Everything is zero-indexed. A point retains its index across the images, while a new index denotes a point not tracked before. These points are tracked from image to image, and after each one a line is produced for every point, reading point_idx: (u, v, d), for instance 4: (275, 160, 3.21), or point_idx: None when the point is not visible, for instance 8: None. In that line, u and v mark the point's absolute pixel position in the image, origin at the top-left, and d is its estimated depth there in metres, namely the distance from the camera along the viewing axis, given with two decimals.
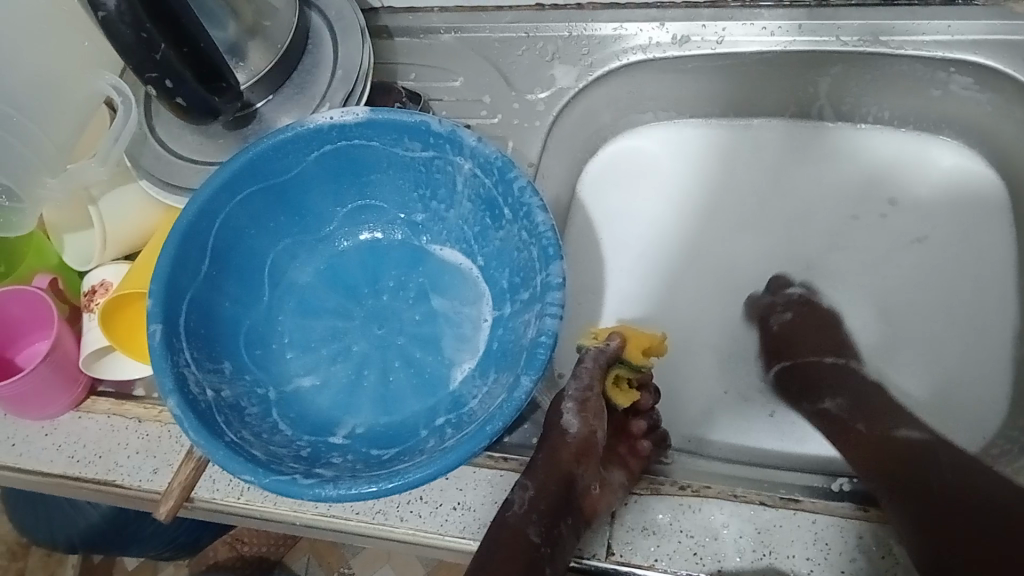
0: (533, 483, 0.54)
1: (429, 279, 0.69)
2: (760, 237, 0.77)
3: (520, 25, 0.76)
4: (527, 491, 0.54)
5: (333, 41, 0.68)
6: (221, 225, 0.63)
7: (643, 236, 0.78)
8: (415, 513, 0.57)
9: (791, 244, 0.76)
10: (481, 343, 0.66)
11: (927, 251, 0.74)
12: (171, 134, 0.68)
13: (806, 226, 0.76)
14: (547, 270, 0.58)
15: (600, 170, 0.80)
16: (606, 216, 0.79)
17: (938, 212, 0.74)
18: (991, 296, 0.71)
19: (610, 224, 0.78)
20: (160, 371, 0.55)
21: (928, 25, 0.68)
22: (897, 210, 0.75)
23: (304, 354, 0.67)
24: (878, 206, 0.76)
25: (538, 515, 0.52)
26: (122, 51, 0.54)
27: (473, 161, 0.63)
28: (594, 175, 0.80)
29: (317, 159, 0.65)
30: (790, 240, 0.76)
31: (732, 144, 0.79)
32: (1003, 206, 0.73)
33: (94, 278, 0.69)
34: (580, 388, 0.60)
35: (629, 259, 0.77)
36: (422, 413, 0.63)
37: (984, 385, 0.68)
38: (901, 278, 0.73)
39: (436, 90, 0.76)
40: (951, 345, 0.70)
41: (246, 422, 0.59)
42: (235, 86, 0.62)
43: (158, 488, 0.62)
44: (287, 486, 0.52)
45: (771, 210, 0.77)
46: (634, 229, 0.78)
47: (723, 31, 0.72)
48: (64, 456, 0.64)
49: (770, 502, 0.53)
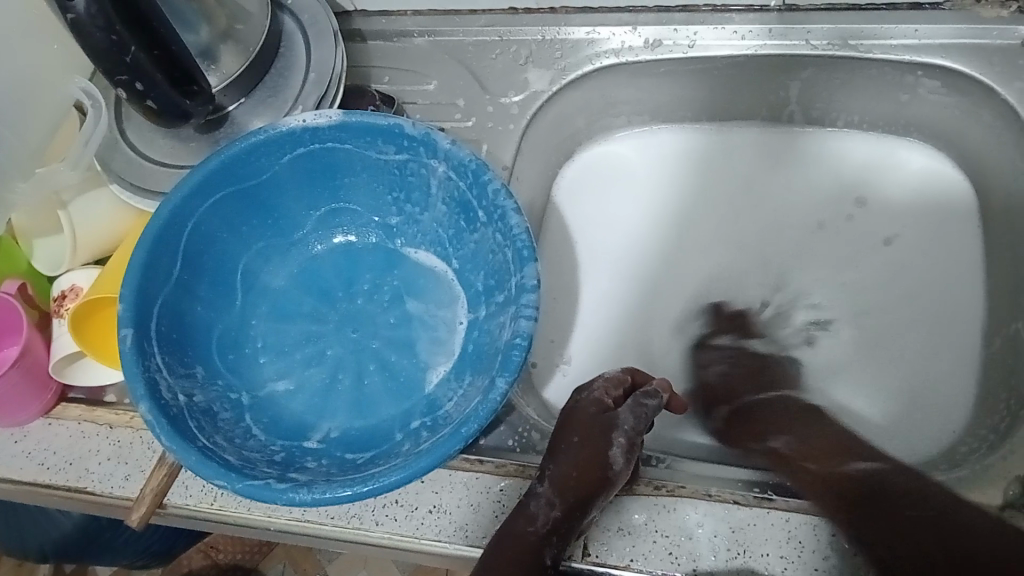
0: (562, 503, 0.52)
1: (403, 282, 0.69)
2: (734, 237, 0.77)
3: (493, 29, 0.76)
4: (552, 509, 0.51)
5: (307, 45, 0.68)
6: (193, 229, 0.62)
7: (617, 240, 0.78)
8: (390, 517, 0.57)
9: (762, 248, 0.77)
10: (456, 346, 0.65)
11: (895, 253, 0.74)
12: (142, 137, 0.67)
13: (777, 229, 0.77)
14: (522, 272, 0.58)
15: (575, 173, 0.81)
16: (583, 219, 0.79)
17: (905, 215, 0.75)
18: (959, 295, 0.72)
19: (583, 228, 0.79)
20: (132, 376, 0.55)
21: (895, 29, 0.69)
22: (864, 211, 0.76)
23: (278, 359, 0.66)
24: (845, 206, 0.77)
25: (556, 538, 0.51)
26: (92, 53, 0.54)
27: (447, 164, 0.63)
28: (572, 181, 0.81)
29: (290, 162, 0.64)
30: (758, 246, 0.77)
31: (704, 149, 0.80)
32: (971, 208, 0.73)
33: (65, 283, 0.69)
34: (636, 427, 0.54)
35: (605, 260, 0.78)
36: (397, 416, 0.63)
37: (952, 380, 0.69)
38: (865, 282, 0.74)
39: (410, 94, 0.76)
40: (920, 342, 0.71)
41: (219, 427, 0.59)
42: (206, 89, 0.62)
43: (131, 494, 0.61)
44: (260, 491, 0.52)
45: (744, 214, 0.78)
46: (609, 233, 0.78)
47: (695, 35, 0.72)
48: (34, 463, 0.64)
49: (744, 501, 0.54)
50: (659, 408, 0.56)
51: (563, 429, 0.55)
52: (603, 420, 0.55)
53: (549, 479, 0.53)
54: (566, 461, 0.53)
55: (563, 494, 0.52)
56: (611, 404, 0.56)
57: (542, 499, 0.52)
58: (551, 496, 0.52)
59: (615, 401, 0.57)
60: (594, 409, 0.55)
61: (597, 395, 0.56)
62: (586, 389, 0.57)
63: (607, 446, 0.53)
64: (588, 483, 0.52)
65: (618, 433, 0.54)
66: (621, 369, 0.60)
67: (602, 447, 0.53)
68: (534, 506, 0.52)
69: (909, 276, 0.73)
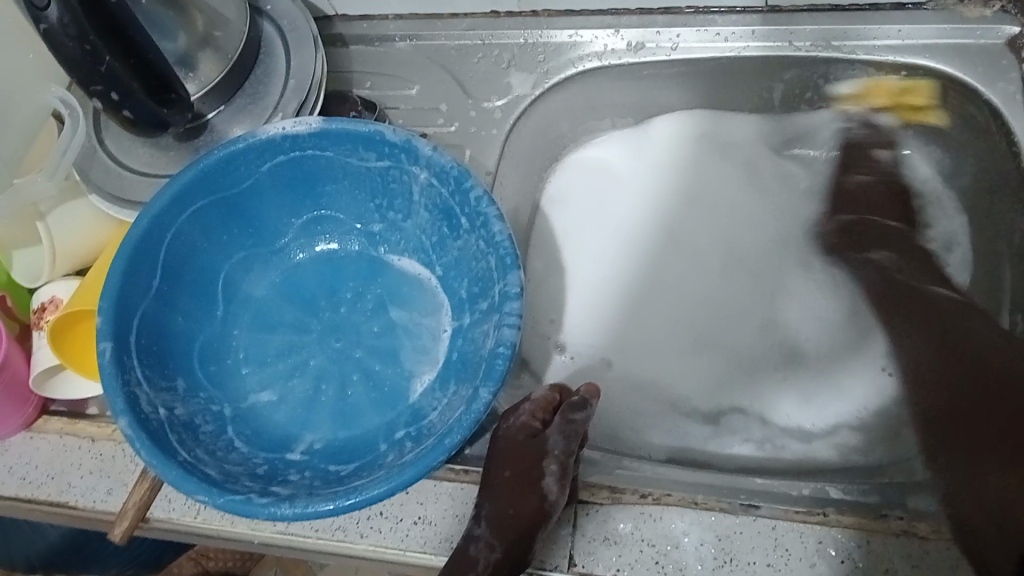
0: (501, 545, 0.50)
1: (387, 290, 0.69)
2: (723, 252, 0.79)
3: (475, 33, 0.75)
4: (492, 552, 0.50)
5: (286, 51, 0.67)
6: (172, 239, 0.61)
7: (609, 251, 0.79)
8: (375, 529, 0.56)
9: (755, 261, 0.78)
10: (441, 354, 0.65)
11: None
12: (120, 147, 0.67)
13: (768, 246, 0.79)
14: (505, 279, 0.58)
15: (561, 178, 0.80)
16: (574, 224, 0.79)
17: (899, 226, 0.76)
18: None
19: (572, 239, 0.79)
20: (111, 391, 0.54)
21: (879, 29, 0.68)
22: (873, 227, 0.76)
23: (260, 371, 0.66)
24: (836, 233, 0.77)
25: None
26: (66, 63, 0.53)
27: (429, 170, 0.62)
28: (561, 188, 0.80)
29: (270, 171, 0.63)
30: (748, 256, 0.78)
31: (699, 160, 0.80)
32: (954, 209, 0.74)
33: (44, 295, 0.68)
34: (566, 451, 0.54)
35: (593, 274, 0.78)
36: (381, 426, 0.62)
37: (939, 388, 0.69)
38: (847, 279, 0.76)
39: (392, 98, 0.75)
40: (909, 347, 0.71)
41: (200, 440, 0.58)
42: (184, 97, 0.61)
43: (113, 508, 0.60)
44: (242, 506, 0.51)
45: (739, 229, 0.79)
46: (600, 243, 0.79)
47: (677, 37, 0.71)
48: (16, 477, 0.63)
49: (731, 508, 0.53)
50: (587, 421, 0.56)
51: (495, 461, 0.55)
52: (533, 447, 0.54)
53: (486, 518, 0.52)
54: (503, 498, 0.52)
55: (500, 533, 0.50)
56: (540, 428, 0.56)
57: (481, 542, 0.51)
58: (490, 539, 0.50)
59: (543, 423, 0.57)
60: (522, 436, 0.55)
61: (524, 421, 0.56)
62: (513, 415, 0.57)
63: (542, 474, 0.53)
64: (528, 515, 0.51)
65: (550, 459, 0.53)
66: (549, 388, 0.60)
67: (536, 478, 0.52)
68: (473, 550, 0.50)
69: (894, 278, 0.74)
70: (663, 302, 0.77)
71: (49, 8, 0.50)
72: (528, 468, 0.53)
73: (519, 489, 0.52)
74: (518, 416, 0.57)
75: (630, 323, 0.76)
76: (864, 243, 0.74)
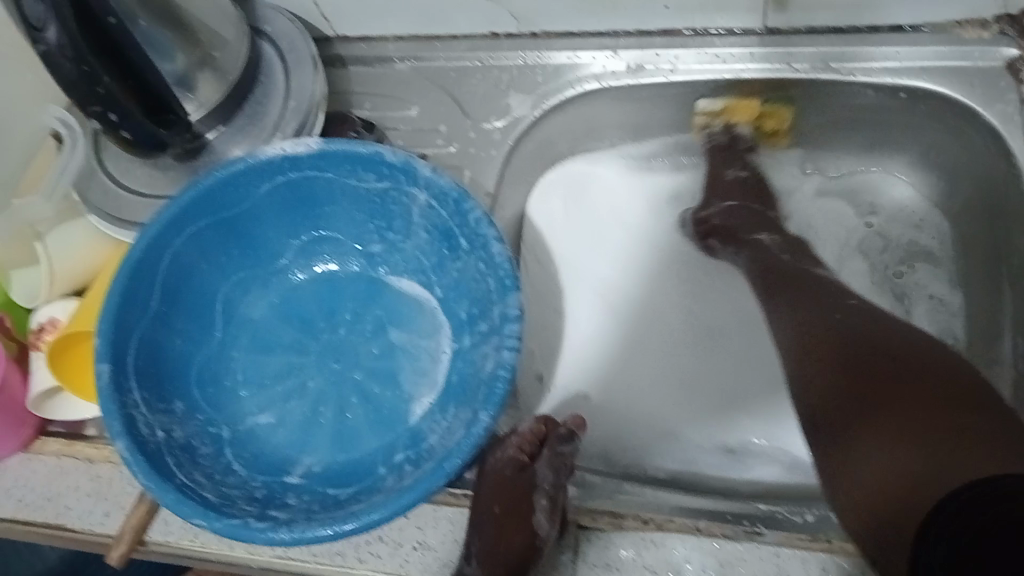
0: None
1: (386, 311, 0.68)
2: (713, 275, 0.79)
3: (474, 54, 0.75)
4: None
5: (285, 73, 0.67)
6: (170, 261, 0.61)
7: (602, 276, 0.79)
8: (374, 554, 0.56)
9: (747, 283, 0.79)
10: (440, 376, 0.65)
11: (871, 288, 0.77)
12: (120, 167, 0.66)
13: None
14: (505, 302, 0.58)
15: (547, 201, 0.79)
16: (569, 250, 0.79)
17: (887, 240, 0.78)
18: (940, 326, 0.74)
19: (565, 264, 0.79)
20: (108, 414, 0.54)
21: (877, 51, 0.68)
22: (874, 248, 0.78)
23: (258, 392, 0.65)
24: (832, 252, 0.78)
25: None
26: (64, 85, 0.54)
27: (428, 192, 0.62)
28: (544, 212, 0.79)
29: (270, 192, 0.63)
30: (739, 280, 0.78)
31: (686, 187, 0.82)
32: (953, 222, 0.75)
33: (43, 315, 0.68)
34: (553, 484, 0.59)
35: (589, 300, 0.78)
36: (380, 449, 0.62)
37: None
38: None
39: (392, 119, 0.75)
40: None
41: (198, 464, 0.58)
42: (183, 118, 0.61)
43: (111, 531, 0.60)
44: (239, 531, 0.51)
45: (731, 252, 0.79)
46: (593, 268, 0.79)
47: (676, 59, 0.71)
48: (12, 500, 0.62)
49: (734, 534, 0.53)
50: (574, 453, 0.62)
51: (484, 494, 0.59)
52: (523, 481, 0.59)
53: (477, 552, 0.55)
54: (492, 533, 0.56)
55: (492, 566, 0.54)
56: (528, 460, 0.61)
57: None
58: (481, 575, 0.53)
59: (531, 455, 0.62)
60: (510, 470, 0.60)
61: (512, 455, 0.61)
62: (500, 450, 0.62)
63: (530, 508, 0.57)
64: (520, 547, 0.55)
65: (539, 493, 0.58)
66: (535, 419, 0.64)
67: (526, 511, 0.57)
68: None
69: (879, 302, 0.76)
70: (655, 329, 0.77)
71: (47, 30, 0.50)
72: (519, 503, 0.58)
73: (509, 522, 0.57)
74: (505, 450, 0.62)
75: (624, 350, 0.76)
76: (739, 230, 0.74)
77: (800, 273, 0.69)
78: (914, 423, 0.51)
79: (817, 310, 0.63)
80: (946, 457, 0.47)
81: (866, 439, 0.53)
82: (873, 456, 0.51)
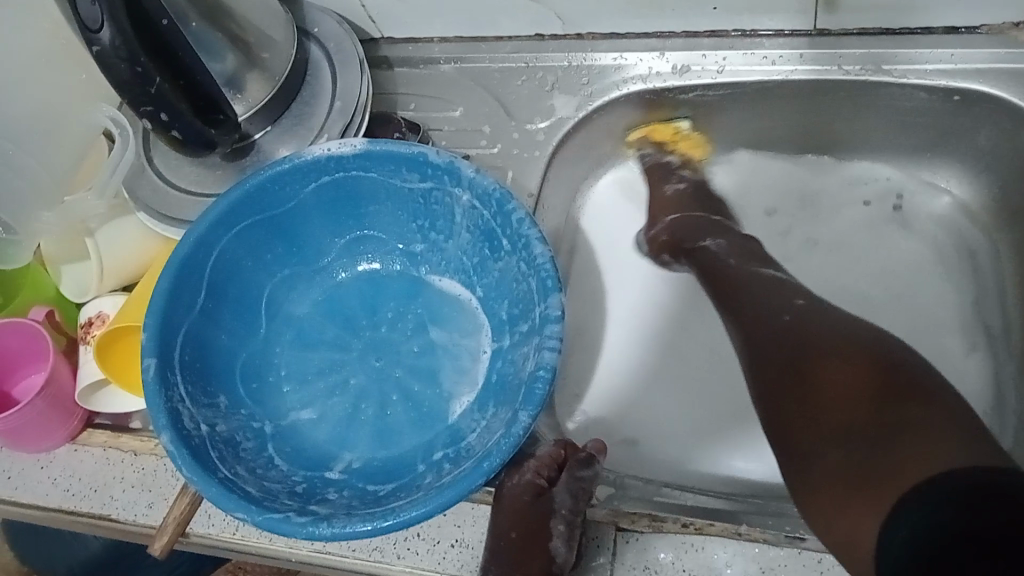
0: None
1: (427, 310, 0.69)
2: None
3: (520, 55, 0.75)
4: None
5: (332, 74, 0.68)
6: (217, 257, 0.62)
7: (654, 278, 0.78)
8: (412, 550, 0.56)
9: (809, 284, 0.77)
10: (480, 376, 0.65)
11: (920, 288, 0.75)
12: (168, 164, 0.68)
13: (814, 270, 0.77)
14: (546, 302, 0.57)
15: (596, 226, 0.80)
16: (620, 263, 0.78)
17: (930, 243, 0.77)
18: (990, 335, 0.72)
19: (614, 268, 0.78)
20: (154, 408, 0.55)
21: (929, 53, 0.67)
22: (921, 251, 0.76)
23: (301, 388, 0.66)
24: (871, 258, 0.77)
25: None
26: (118, 86, 0.55)
27: (471, 192, 0.62)
28: (595, 222, 0.80)
29: (315, 190, 0.64)
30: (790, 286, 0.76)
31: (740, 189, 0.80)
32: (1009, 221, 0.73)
33: (91, 309, 0.69)
34: (573, 509, 0.55)
35: (636, 303, 0.77)
36: (419, 447, 0.62)
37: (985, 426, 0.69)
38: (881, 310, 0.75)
39: (436, 120, 0.75)
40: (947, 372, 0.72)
41: (241, 457, 0.59)
42: (233, 118, 0.62)
43: (154, 522, 0.61)
44: (280, 525, 0.51)
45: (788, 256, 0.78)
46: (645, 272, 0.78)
47: (723, 60, 0.71)
48: (60, 489, 0.64)
49: (775, 539, 0.52)
50: (595, 478, 0.57)
51: (499, 520, 0.55)
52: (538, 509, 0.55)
53: None
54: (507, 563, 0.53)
55: None
56: (546, 486, 0.57)
57: None
58: None
59: (549, 480, 0.57)
60: (524, 494, 0.56)
61: (529, 479, 0.57)
62: (516, 472, 0.57)
63: (548, 534, 0.54)
64: None
65: (556, 519, 0.55)
66: (554, 443, 0.60)
67: (542, 541, 0.54)
68: None
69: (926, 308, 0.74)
70: (700, 330, 0.76)
71: (102, 31, 0.52)
72: (534, 533, 0.54)
73: (524, 551, 0.53)
74: (522, 472, 0.58)
75: (667, 359, 0.75)
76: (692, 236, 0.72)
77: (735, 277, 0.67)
78: (866, 441, 0.48)
79: (771, 320, 0.60)
80: (873, 449, 0.48)
81: (829, 442, 0.50)
82: (827, 459, 0.50)
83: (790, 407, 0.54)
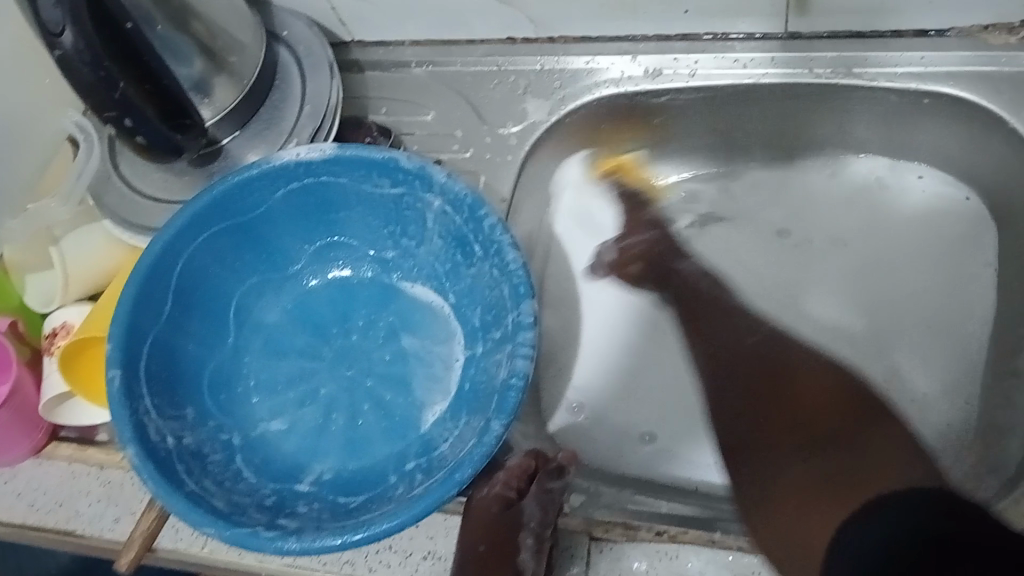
0: None
1: (399, 317, 0.68)
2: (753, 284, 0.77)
3: (492, 59, 0.75)
4: None
5: (302, 77, 0.67)
6: (184, 266, 0.61)
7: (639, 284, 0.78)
8: (383, 563, 0.55)
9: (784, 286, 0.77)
10: (453, 384, 0.64)
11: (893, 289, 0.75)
12: (135, 171, 0.66)
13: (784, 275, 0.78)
14: (518, 309, 0.57)
15: (574, 233, 0.78)
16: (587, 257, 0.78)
17: (902, 243, 0.76)
18: None
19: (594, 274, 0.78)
20: (119, 420, 0.54)
21: (901, 56, 0.67)
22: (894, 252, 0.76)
23: (270, 398, 0.65)
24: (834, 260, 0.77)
25: None
26: (82, 90, 0.53)
27: (442, 198, 0.61)
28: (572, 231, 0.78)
29: (283, 197, 0.63)
30: (741, 293, 0.77)
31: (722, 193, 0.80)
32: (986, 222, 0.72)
33: (56, 320, 0.67)
34: (540, 522, 0.53)
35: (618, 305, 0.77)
36: (391, 457, 0.61)
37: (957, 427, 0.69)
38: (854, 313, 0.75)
39: (408, 124, 0.75)
40: (921, 376, 0.71)
41: (208, 470, 0.58)
42: (200, 123, 0.61)
43: (120, 537, 0.60)
44: (249, 539, 0.50)
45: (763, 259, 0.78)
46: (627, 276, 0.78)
47: (696, 64, 0.70)
48: (24, 503, 0.62)
49: (749, 547, 0.52)
50: (564, 490, 0.56)
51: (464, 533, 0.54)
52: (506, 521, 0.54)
53: None
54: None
55: None
56: (514, 497, 0.56)
57: None
58: None
59: (518, 492, 0.57)
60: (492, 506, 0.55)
61: (497, 491, 0.56)
62: (484, 485, 0.57)
63: (516, 549, 0.53)
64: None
65: (525, 532, 0.53)
66: (524, 455, 0.59)
67: (510, 554, 0.52)
68: None
69: (900, 308, 0.74)
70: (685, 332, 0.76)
71: (64, 35, 0.50)
72: (500, 548, 0.53)
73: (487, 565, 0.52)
74: (491, 484, 0.57)
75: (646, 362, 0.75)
76: (668, 257, 0.76)
77: (714, 310, 0.74)
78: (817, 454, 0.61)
79: (744, 350, 0.71)
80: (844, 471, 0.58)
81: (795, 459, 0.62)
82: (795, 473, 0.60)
83: (745, 428, 0.67)
